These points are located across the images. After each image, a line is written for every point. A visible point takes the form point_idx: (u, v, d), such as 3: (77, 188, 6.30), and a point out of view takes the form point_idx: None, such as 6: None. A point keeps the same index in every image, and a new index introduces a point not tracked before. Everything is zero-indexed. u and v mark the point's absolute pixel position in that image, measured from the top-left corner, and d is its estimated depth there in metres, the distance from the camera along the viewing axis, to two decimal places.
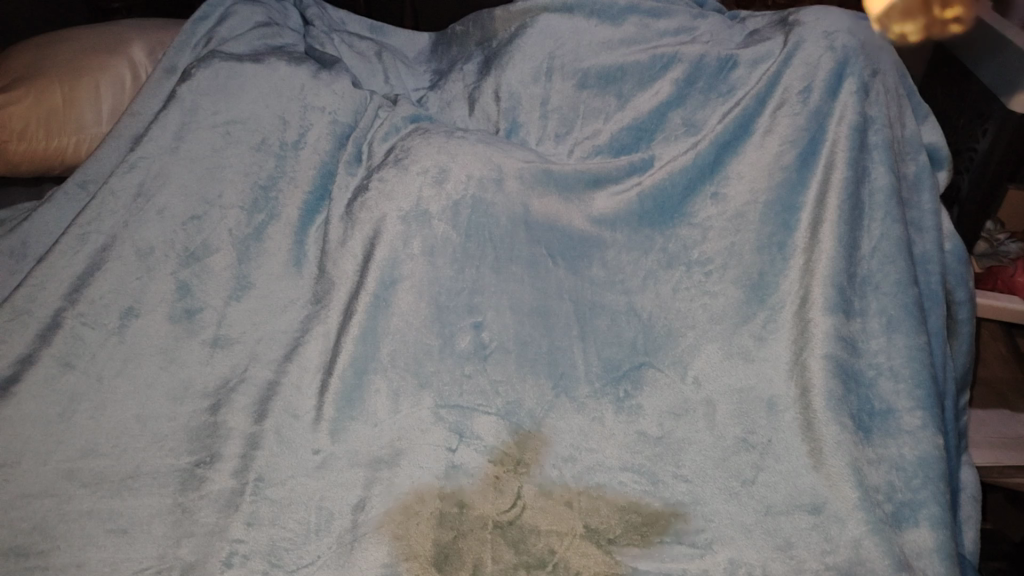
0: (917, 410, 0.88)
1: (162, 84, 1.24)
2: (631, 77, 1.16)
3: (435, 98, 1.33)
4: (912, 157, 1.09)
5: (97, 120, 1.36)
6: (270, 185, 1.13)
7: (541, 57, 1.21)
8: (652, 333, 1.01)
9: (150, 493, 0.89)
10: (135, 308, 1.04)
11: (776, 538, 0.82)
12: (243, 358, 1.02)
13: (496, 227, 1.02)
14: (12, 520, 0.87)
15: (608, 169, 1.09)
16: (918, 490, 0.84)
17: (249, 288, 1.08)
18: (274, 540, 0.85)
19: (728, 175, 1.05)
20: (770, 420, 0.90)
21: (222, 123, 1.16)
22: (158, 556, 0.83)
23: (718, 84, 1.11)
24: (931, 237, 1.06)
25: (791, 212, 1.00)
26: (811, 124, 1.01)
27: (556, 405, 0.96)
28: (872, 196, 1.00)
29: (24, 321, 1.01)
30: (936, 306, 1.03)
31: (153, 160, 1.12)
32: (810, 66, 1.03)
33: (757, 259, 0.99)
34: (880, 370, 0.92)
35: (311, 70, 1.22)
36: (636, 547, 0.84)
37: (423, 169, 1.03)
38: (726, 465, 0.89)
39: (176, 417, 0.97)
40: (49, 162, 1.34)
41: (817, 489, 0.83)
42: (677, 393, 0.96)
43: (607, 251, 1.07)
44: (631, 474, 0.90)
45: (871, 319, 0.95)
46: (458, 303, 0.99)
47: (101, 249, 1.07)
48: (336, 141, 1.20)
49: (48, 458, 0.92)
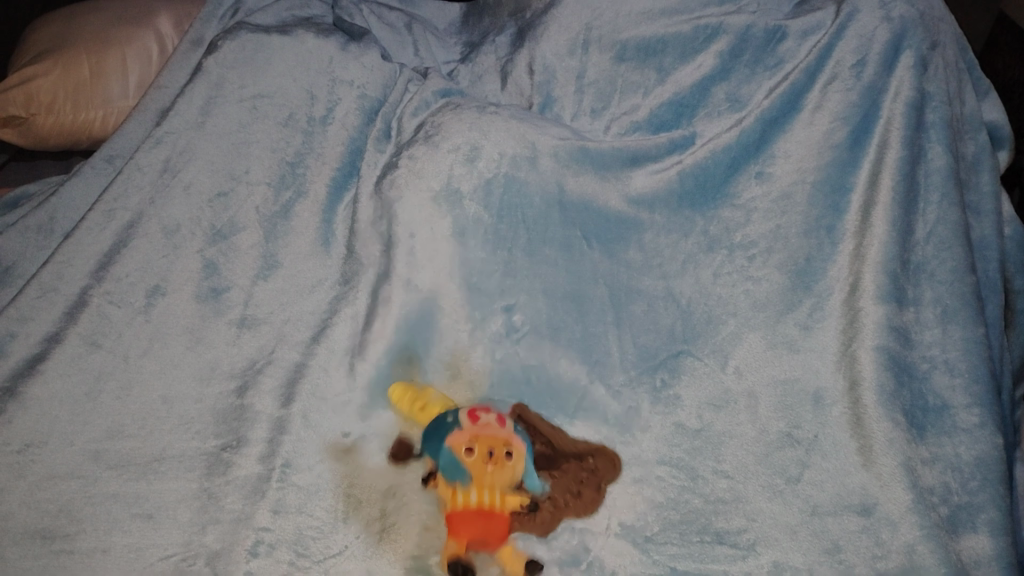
0: (975, 407, 0.84)
1: (189, 56, 1.21)
2: (672, 50, 1.09)
3: (466, 71, 1.24)
4: (972, 136, 1.03)
5: (124, 93, 1.32)
6: (298, 162, 1.11)
7: (577, 28, 1.13)
8: (692, 320, 0.96)
9: (177, 478, 0.87)
10: (161, 287, 1.03)
11: (824, 541, 0.78)
12: (270, 339, 1.00)
13: (530, 208, 0.99)
14: (40, 501, 0.86)
15: (647, 147, 1.04)
16: (975, 493, 0.79)
17: (277, 268, 1.05)
18: (302, 527, 0.84)
19: (774, 153, 1.00)
20: (816, 414, 0.86)
21: (250, 97, 1.13)
22: (183, 543, 0.82)
23: (766, 56, 1.05)
24: (990, 222, 1.00)
25: (841, 193, 0.96)
26: (864, 99, 0.98)
27: (590, 393, 0.92)
28: (928, 177, 0.95)
29: (51, 299, 1.01)
30: (994, 296, 0.97)
31: (179, 136, 1.10)
32: (864, 38, 0.99)
33: (804, 243, 0.96)
34: (933, 363, 0.87)
35: (340, 43, 1.17)
36: (675, 546, 0.80)
37: (454, 147, 0.99)
38: (769, 461, 0.85)
39: (203, 399, 0.95)
40: (77, 136, 1.33)
41: (867, 489, 0.80)
42: (717, 383, 0.92)
43: (645, 234, 1.01)
44: (669, 468, 0.86)
45: (925, 309, 0.90)
46: (490, 287, 0.97)
47: (127, 226, 1.05)
48: (366, 116, 1.16)
49: (75, 439, 0.91)
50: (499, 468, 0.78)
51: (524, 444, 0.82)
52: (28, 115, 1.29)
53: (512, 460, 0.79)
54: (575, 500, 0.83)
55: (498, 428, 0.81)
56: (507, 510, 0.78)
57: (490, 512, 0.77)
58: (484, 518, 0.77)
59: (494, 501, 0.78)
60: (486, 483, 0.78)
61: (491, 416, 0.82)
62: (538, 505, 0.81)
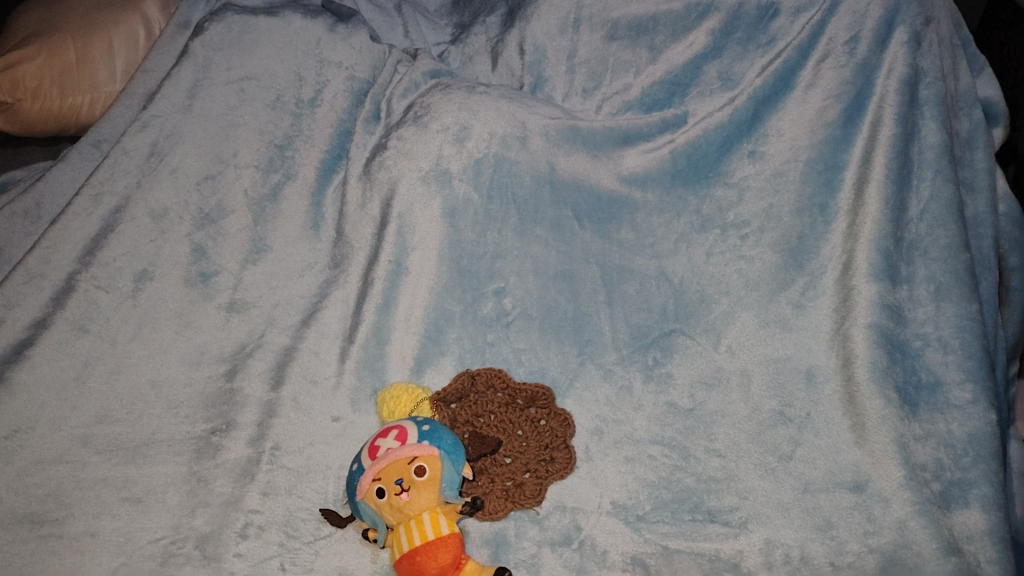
0: (967, 383, 0.83)
1: (175, 39, 1.20)
2: (664, 28, 1.08)
3: (456, 53, 1.21)
4: (966, 113, 1.02)
5: (111, 78, 1.27)
6: (287, 145, 1.10)
7: (568, 7, 1.12)
8: (685, 299, 0.96)
9: (166, 461, 0.86)
10: (149, 272, 1.02)
11: (816, 518, 0.77)
12: (260, 323, 0.99)
13: (520, 187, 0.99)
14: (28, 486, 0.84)
15: (638, 126, 1.05)
16: (967, 469, 0.79)
17: (265, 251, 1.04)
18: (291, 510, 0.82)
19: (767, 132, 1.01)
20: (809, 392, 0.86)
21: (236, 79, 1.12)
22: (173, 526, 0.81)
23: (758, 35, 1.04)
24: (984, 199, 0.99)
25: (835, 170, 0.96)
26: (858, 77, 0.97)
27: (581, 372, 0.92)
28: (922, 154, 0.95)
29: (37, 284, 0.99)
30: (988, 273, 0.96)
31: (166, 119, 1.09)
32: (857, 14, 0.99)
33: (798, 222, 0.95)
34: (927, 340, 0.87)
35: (329, 23, 1.16)
36: (668, 525, 0.79)
37: (443, 127, 1.00)
38: (761, 439, 0.84)
39: (193, 382, 0.94)
40: (63, 122, 1.28)
41: (859, 466, 0.79)
42: (709, 362, 0.91)
43: (637, 213, 1.02)
44: (661, 447, 0.85)
45: (918, 287, 0.90)
46: (480, 268, 0.96)
47: (114, 211, 1.04)
48: (355, 98, 1.14)
49: (62, 424, 0.90)
50: (414, 494, 0.72)
51: (437, 450, 0.74)
52: (15, 101, 1.25)
53: (424, 476, 0.72)
54: (551, 463, 0.83)
55: (398, 449, 0.74)
56: (442, 533, 0.71)
57: (428, 543, 0.71)
58: (422, 551, 0.71)
59: (426, 530, 0.71)
60: (413, 513, 0.72)
61: (391, 440, 0.75)
62: (519, 481, 0.82)
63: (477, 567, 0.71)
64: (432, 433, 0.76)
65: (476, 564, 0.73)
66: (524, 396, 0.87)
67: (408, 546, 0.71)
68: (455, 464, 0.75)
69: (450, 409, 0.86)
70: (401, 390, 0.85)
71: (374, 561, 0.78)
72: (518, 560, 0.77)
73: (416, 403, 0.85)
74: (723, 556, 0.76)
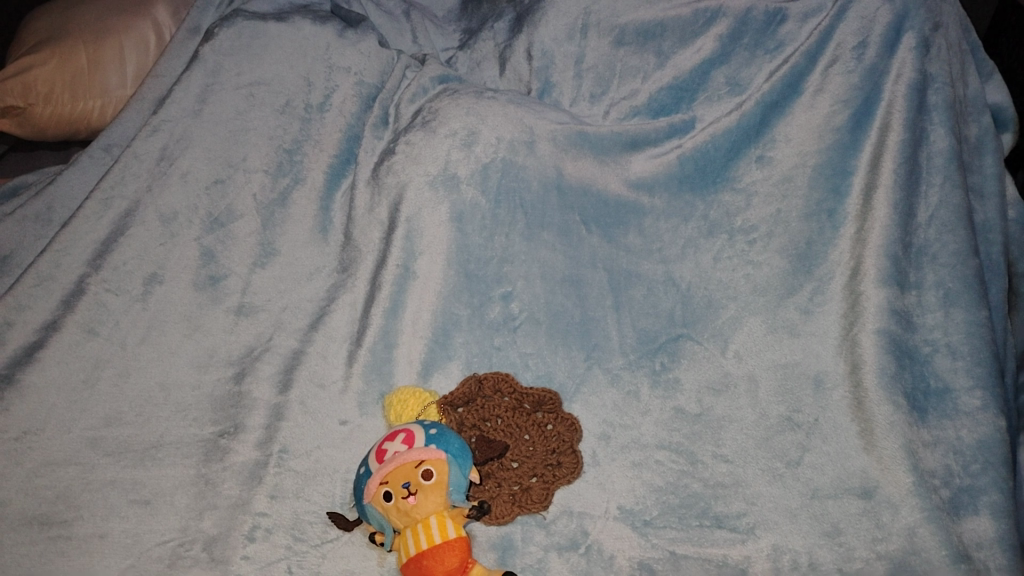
0: (977, 390, 0.83)
1: (186, 45, 1.20)
2: (672, 34, 1.08)
3: (465, 57, 1.22)
4: (974, 118, 1.02)
5: (121, 83, 1.28)
6: (295, 149, 1.10)
7: (576, 13, 1.12)
8: (692, 305, 0.96)
9: (173, 464, 0.87)
10: (158, 275, 1.02)
11: (823, 523, 0.77)
12: (268, 327, 0.99)
13: (528, 192, 0.99)
14: (38, 488, 0.84)
15: (645, 131, 1.05)
16: (977, 476, 0.78)
17: (274, 256, 1.05)
18: (298, 512, 0.82)
19: (774, 138, 1.01)
20: (817, 398, 0.86)
21: (247, 84, 1.13)
22: (180, 529, 0.81)
23: (766, 40, 1.05)
24: (993, 204, 0.99)
25: (843, 176, 0.96)
26: (865, 83, 0.98)
27: (589, 378, 0.91)
28: (930, 159, 0.95)
29: (47, 287, 0.99)
30: (998, 279, 0.95)
31: (176, 123, 1.09)
32: (865, 20, 0.99)
33: (806, 227, 0.95)
34: (936, 346, 0.87)
35: (338, 29, 1.17)
36: (675, 530, 0.78)
37: (451, 132, 1.01)
38: (769, 445, 0.84)
39: (201, 385, 0.94)
40: (75, 126, 1.29)
41: (867, 472, 0.79)
42: (717, 367, 0.91)
43: (645, 218, 1.02)
44: (669, 453, 0.85)
45: (927, 292, 0.90)
46: (488, 272, 0.96)
47: (124, 214, 1.04)
48: (363, 104, 1.15)
49: (71, 426, 0.90)
50: (421, 499, 0.72)
51: (444, 454, 0.74)
52: (26, 105, 1.26)
53: (430, 480, 0.72)
54: (557, 468, 0.82)
55: (406, 452, 0.74)
56: (450, 536, 0.71)
57: (434, 547, 0.71)
58: (428, 555, 0.71)
59: (433, 534, 0.71)
60: (420, 517, 0.72)
61: (398, 443, 0.76)
62: (526, 485, 0.81)
63: (483, 570, 0.72)
64: (439, 437, 0.76)
65: (482, 567, 0.73)
66: (531, 401, 0.87)
67: (414, 550, 0.71)
68: (461, 468, 0.75)
69: (457, 413, 0.86)
70: (408, 394, 0.86)
71: (380, 564, 0.78)
72: (524, 565, 0.77)
73: (423, 407, 0.85)
74: (730, 561, 0.75)
